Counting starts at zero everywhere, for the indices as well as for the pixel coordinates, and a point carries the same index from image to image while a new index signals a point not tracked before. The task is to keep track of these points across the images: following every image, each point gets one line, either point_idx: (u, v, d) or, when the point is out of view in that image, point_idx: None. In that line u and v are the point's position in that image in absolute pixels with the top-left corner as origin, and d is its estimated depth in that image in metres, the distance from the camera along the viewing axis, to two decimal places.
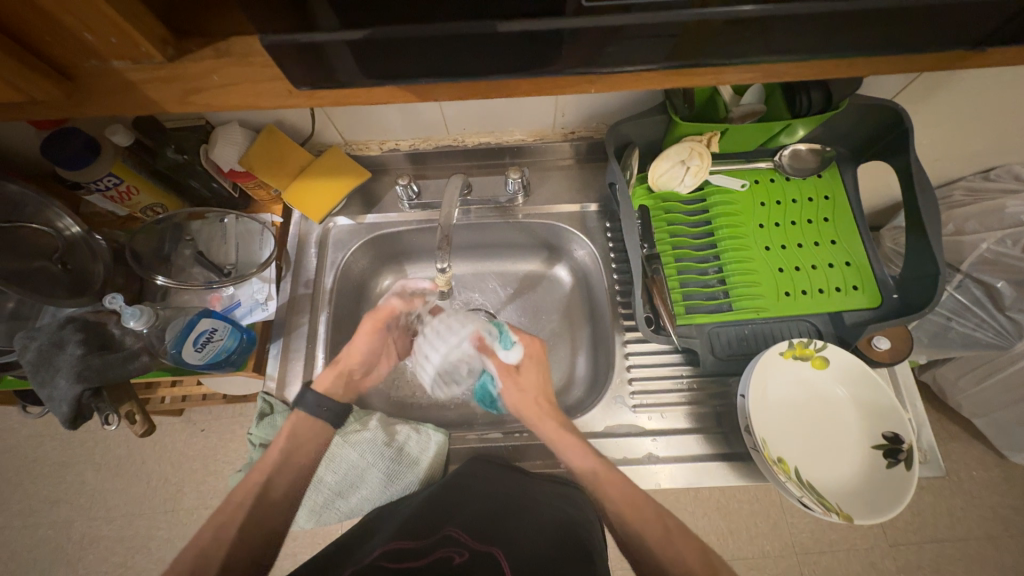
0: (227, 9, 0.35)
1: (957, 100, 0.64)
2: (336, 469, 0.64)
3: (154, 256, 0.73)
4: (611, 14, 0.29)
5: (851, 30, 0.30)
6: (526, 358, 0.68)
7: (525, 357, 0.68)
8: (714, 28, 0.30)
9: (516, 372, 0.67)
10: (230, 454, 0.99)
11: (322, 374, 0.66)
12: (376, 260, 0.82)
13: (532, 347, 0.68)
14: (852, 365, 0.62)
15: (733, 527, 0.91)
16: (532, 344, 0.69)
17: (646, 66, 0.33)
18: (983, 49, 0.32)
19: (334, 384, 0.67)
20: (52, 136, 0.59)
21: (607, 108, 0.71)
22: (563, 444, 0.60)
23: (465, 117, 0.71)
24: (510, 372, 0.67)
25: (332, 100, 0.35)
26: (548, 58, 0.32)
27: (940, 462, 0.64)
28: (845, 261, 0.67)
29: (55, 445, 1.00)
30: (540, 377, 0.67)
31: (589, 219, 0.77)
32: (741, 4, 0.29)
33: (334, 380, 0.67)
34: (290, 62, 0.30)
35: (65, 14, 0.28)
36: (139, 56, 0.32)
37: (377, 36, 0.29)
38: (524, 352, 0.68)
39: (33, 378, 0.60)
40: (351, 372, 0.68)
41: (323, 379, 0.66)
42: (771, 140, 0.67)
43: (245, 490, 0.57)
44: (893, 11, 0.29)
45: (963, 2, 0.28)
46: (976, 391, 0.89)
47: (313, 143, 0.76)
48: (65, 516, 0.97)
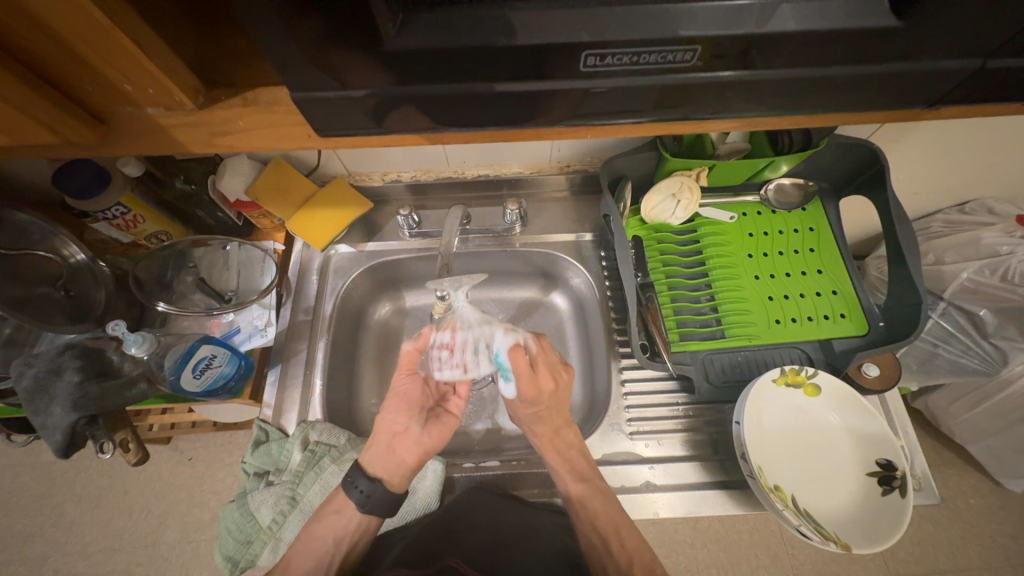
0: (255, 61, 0.38)
1: (927, 141, 0.69)
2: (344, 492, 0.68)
3: (157, 283, 0.74)
4: (606, 76, 0.32)
5: (824, 90, 0.33)
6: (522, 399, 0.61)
7: (524, 399, 0.61)
8: (696, 88, 0.33)
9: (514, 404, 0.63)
10: (217, 485, 0.96)
11: (365, 452, 0.62)
12: (376, 287, 0.83)
13: (529, 391, 0.61)
14: (845, 393, 0.63)
15: (734, 559, 0.89)
16: (531, 387, 0.61)
17: (638, 118, 0.36)
18: (935, 108, 0.36)
19: (370, 456, 0.61)
20: (66, 167, 0.60)
21: (599, 145, 0.75)
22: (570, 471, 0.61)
23: (465, 152, 0.75)
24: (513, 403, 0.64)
25: (348, 144, 0.38)
26: (548, 110, 0.34)
27: (934, 489, 0.65)
28: (832, 289, 0.70)
29: (35, 475, 0.97)
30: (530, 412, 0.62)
31: (584, 247, 0.80)
32: (721, 70, 0.32)
33: (372, 454, 0.61)
34: (307, 112, 0.33)
35: (110, 69, 0.31)
36: (172, 104, 0.35)
37: (393, 93, 0.32)
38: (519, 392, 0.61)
39: (28, 406, 0.60)
40: (387, 440, 0.61)
41: (363, 458, 0.61)
42: (757, 175, 0.71)
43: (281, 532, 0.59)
44: (856, 77, 0.32)
45: (917, 69, 0.31)
46: (967, 417, 0.90)
47: (318, 174, 0.79)
48: (39, 551, 0.93)
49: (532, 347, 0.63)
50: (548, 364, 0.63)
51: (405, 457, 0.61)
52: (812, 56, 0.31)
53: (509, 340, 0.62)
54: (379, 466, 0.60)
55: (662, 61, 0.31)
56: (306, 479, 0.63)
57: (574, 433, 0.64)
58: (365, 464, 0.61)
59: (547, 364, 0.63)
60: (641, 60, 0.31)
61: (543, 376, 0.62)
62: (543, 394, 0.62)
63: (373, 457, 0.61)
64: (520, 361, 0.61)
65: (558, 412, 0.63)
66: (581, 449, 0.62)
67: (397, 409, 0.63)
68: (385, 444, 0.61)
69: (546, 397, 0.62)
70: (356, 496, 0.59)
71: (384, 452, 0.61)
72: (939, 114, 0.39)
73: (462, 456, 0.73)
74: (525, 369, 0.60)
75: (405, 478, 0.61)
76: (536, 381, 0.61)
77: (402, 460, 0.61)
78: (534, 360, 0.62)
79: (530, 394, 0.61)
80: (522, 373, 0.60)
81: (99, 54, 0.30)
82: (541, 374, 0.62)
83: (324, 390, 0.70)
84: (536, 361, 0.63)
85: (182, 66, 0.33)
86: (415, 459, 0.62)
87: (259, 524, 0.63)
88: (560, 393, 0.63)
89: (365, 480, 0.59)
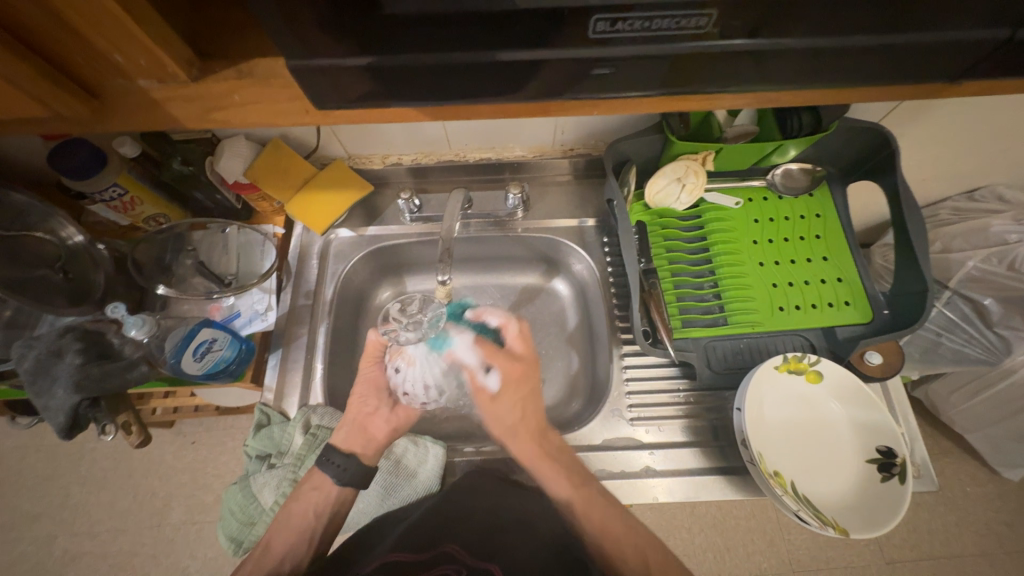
0: (251, 33, 0.37)
1: (939, 124, 0.68)
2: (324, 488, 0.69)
3: (156, 266, 0.73)
4: (613, 44, 0.31)
5: (835, 65, 0.32)
6: (505, 384, 0.67)
7: (505, 381, 0.67)
8: (706, 59, 0.32)
9: (492, 398, 0.67)
10: (220, 467, 0.97)
11: (336, 433, 0.63)
12: (377, 272, 0.83)
13: (510, 370, 0.67)
14: (846, 381, 0.63)
15: (730, 544, 0.90)
16: (510, 366, 0.68)
17: (644, 94, 0.35)
18: (948, 82, 0.35)
19: (342, 435, 0.63)
20: (59, 147, 0.59)
21: (604, 127, 0.74)
22: (543, 468, 0.61)
23: (467, 133, 0.73)
24: (486, 394, 0.67)
25: (346, 119, 0.37)
26: (554, 87, 0.33)
27: (933, 477, 0.65)
28: (837, 277, 0.69)
29: (41, 456, 0.98)
30: (517, 403, 0.66)
31: (587, 233, 0.79)
32: (732, 38, 0.31)
33: (343, 433, 0.63)
34: (305, 83, 0.32)
35: (100, 37, 0.30)
36: (164, 77, 0.34)
37: (393, 62, 0.31)
38: (502, 377, 0.67)
39: (30, 387, 0.60)
40: (358, 419, 0.65)
41: (334, 438, 0.63)
42: (763, 160, 0.69)
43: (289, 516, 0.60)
44: (870, 48, 0.31)
45: (935, 40, 0.30)
46: (968, 407, 0.91)
47: (317, 157, 0.78)
48: (48, 531, 0.94)
49: (513, 328, 0.70)
50: (528, 344, 0.70)
51: (377, 434, 0.65)
52: (828, 26, 0.30)
53: (471, 334, 0.70)
54: (353, 442, 0.63)
55: (673, 28, 0.30)
56: (307, 461, 0.64)
57: (558, 437, 0.65)
58: (338, 443, 0.62)
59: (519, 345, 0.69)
60: (651, 27, 0.30)
61: (518, 355, 0.69)
62: (524, 374, 0.68)
63: (345, 435, 0.63)
64: (486, 350, 0.69)
65: (536, 414, 0.65)
66: (566, 454, 0.63)
67: (366, 391, 0.68)
68: (356, 424, 0.64)
69: (528, 381, 0.67)
70: (332, 471, 0.60)
71: (356, 432, 0.64)
72: (946, 93, 0.38)
73: (463, 441, 0.73)
74: (495, 351, 0.68)
75: (376, 451, 0.64)
76: (518, 364, 0.68)
77: (372, 437, 0.65)
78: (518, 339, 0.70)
79: (512, 373, 0.67)
80: (495, 356, 0.68)
81: (88, 21, 0.29)
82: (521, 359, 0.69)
83: (326, 373, 0.71)
84: (514, 342, 0.70)
85: (174, 36, 0.32)
86: (385, 435, 0.66)
87: (262, 505, 0.63)
88: (536, 370, 0.69)
89: (340, 454, 0.61)
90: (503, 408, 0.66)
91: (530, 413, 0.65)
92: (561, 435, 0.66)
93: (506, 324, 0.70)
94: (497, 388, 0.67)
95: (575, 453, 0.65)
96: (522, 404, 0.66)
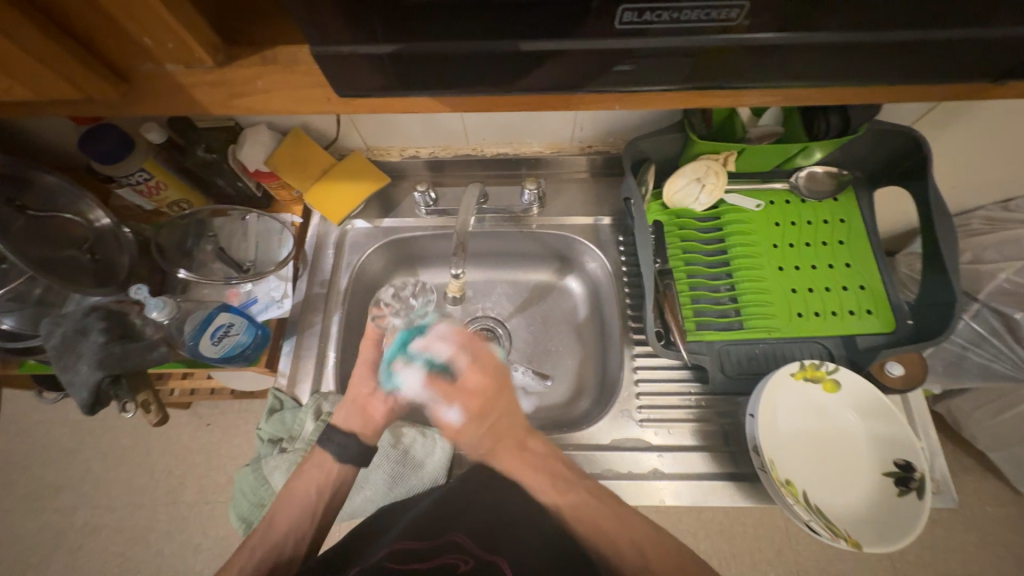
0: (276, 21, 0.37)
1: (975, 129, 0.65)
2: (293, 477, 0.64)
3: (178, 251, 0.75)
4: (640, 36, 0.30)
5: (865, 61, 0.32)
6: (467, 416, 0.66)
7: (468, 414, 0.67)
8: (731, 52, 0.31)
9: (457, 429, 0.66)
10: (233, 449, 1.00)
11: (337, 414, 0.64)
12: (391, 263, 0.83)
13: (469, 403, 0.67)
14: (864, 391, 0.61)
15: (736, 551, 0.89)
16: (469, 398, 0.68)
17: (666, 88, 0.34)
18: (983, 83, 0.34)
19: (343, 415, 0.64)
20: (90, 131, 0.61)
21: (624, 124, 0.73)
22: (519, 474, 0.61)
23: (485, 127, 0.73)
24: (450, 427, 0.66)
25: (368, 108, 0.37)
26: (577, 79, 0.33)
27: (953, 493, 0.63)
28: (860, 285, 0.67)
29: (65, 430, 1.02)
30: (485, 429, 0.66)
31: (602, 231, 0.78)
32: (759, 32, 0.30)
33: (343, 413, 0.64)
34: (329, 70, 0.32)
35: (130, 20, 0.31)
36: (192, 62, 0.34)
37: (416, 50, 0.31)
38: (464, 409, 0.67)
39: (56, 363, 0.62)
40: (357, 399, 0.65)
41: (335, 419, 0.63)
42: (787, 161, 0.68)
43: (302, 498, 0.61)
44: (905, 43, 0.30)
45: (972, 38, 0.30)
46: (992, 424, 0.87)
47: (336, 147, 0.78)
48: (69, 503, 0.98)
49: (466, 362, 0.70)
50: (487, 370, 0.70)
51: (376, 416, 0.65)
52: (861, 19, 0.29)
53: (420, 370, 0.69)
54: (352, 422, 0.63)
55: (703, 19, 0.29)
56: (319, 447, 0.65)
57: (540, 441, 0.63)
58: (338, 423, 0.63)
59: (478, 374, 0.70)
60: (681, 17, 0.29)
61: (476, 383, 0.69)
62: (484, 401, 0.68)
63: (346, 416, 0.64)
64: (439, 387, 0.69)
65: (510, 431, 0.65)
66: (553, 456, 0.62)
67: (366, 373, 0.67)
68: (355, 404, 0.65)
69: (490, 408, 0.67)
70: (336, 450, 0.61)
71: (356, 413, 0.64)
72: (981, 95, 0.37)
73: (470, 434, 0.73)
74: (448, 387, 0.69)
75: (376, 432, 0.65)
76: (476, 394, 0.68)
77: (372, 418, 0.65)
78: (478, 368, 0.70)
79: (472, 405, 0.67)
80: (448, 392, 0.68)
81: (120, 4, 0.30)
82: (478, 389, 0.69)
83: (339, 361, 0.72)
84: (470, 374, 0.69)
85: (202, 21, 0.33)
86: (383, 417, 0.66)
87: (272, 488, 0.65)
88: (500, 394, 0.69)
89: (341, 434, 0.62)
90: (469, 435, 0.65)
91: (501, 433, 0.65)
92: (545, 438, 0.64)
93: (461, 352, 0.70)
94: (462, 420, 0.66)
95: (581, 451, 0.64)
96: (488, 431, 0.65)
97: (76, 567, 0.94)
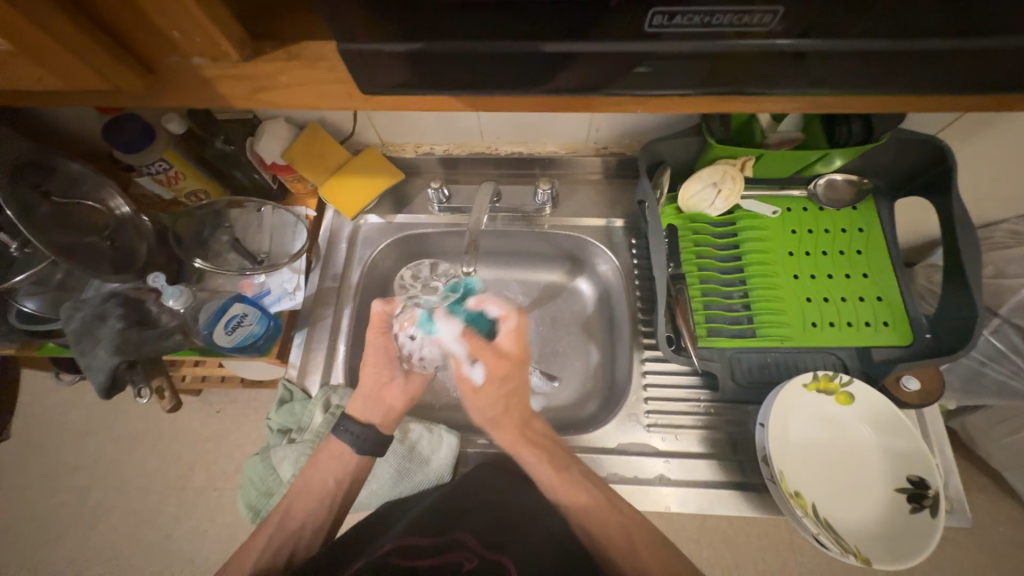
0: (301, 16, 0.38)
1: (1004, 139, 0.63)
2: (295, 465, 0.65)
3: (195, 240, 0.76)
4: (665, 39, 0.30)
5: (891, 69, 0.31)
6: (490, 379, 0.66)
7: (491, 378, 0.66)
8: (753, 58, 0.31)
9: (474, 390, 0.66)
10: (242, 437, 1.01)
11: (352, 404, 0.64)
12: (403, 259, 0.83)
13: (495, 367, 0.66)
14: (878, 404, 0.60)
15: (740, 560, 0.88)
16: (498, 362, 0.66)
17: (688, 92, 0.34)
18: (1015, 94, 0.33)
19: (359, 405, 0.64)
20: (114, 121, 0.62)
21: (641, 126, 0.72)
22: (518, 451, 0.62)
23: (501, 126, 0.73)
24: (469, 386, 0.67)
25: (388, 106, 0.37)
26: (598, 82, 0.33)
27: (967, 512, 0.61)
28: (877, 296, 0.66)
29: (80, 413, 1.05)
30: (499, 398, 0.66)
31: (615, 234, 0.78)
32: (780, 38, 0.30)
33: (359, 403, 0.64)
34: (352, 67, 0.32)
35: (159, 13, 0.31)
36: (217, 55, 0.35)
37: (440, 49, 0.31)
38: (490, 372, 0.66)
39: (75, 347, 0.64)
40: (374, 388, 0.65)
41: (352, 408, 0.64)
42: (806, 167, 0.67)
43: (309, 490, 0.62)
44: (934, 51, 0.30)
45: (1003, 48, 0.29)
46: (1008, 442, 0.85)
47: (352, 142, 0.79)
48: (82, 483, 1.00)
49: (507, 325, 0.68)
50: (523, 340, 0.68)
51: (393, 404, 0.66)
52: (890, 26, 0.29)
53: (459, 323, 0.68)
54: (369, 412, 0.63)
55: (735, 24, 0.29)
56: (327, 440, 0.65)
57: (541, 424, 0.65)
58: (355, 413, 0.63)
59: (514, 341, 0.67)
60: (712, 21, 0.29)
61: (508, 350, 0.67)
62: (510, 369, 0.67)
63: (363, 406, 0.64)
64: (475, 343, 0.67)
65: (521, 405, 0.66)
66: (551, 438, 0.63)
67: (379, 361, 0.67)
68: (372, 393, 0.65)
69: (513, 376, 0.66)
70: (349, 440, 0.61)
71: (374, 403, 0.64)
72: (1015, 105, 0.36)
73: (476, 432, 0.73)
74: (485, 345, 0.67)
75: (393, 422, 0.65)
76: (503, 363, 0.66)
77: (389, 406, 0.65)
78: (518, 335, 0.68)
79: (499, 370, 0.66)
80: (482, 350, 0.66)
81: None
82: (508, 358, 0.67)
83: (348, 355, 0.72)
84: (506, 338, 0.67)
85: (228, 16, 0.33)
86: (402, 404, 0.66)
87: (280, 477, 0.66)
88: (526, 367, 0.68)
89: (356, 424, 0.61)
90: (483, 401, 0.66)
91: (512, 407, 0.66)
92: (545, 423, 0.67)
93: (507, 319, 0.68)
94: (483, 383, 0.66)
95: (586, 454, 0.64)
96: (503, 399, 0.66)
97: (88, 546, 0.97)
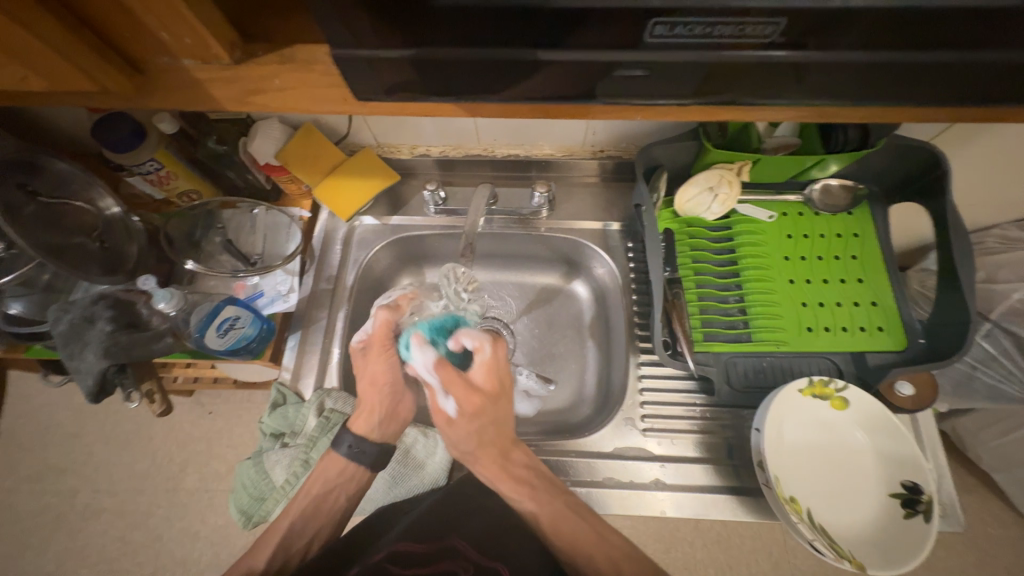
0: (295, 19, 0.37)
1: (996, 147, 0.64)
2: (285, 467, 0.64)
3: (187, 242, 0.75)
4: (663, 49, 0.30)
5: (889, 80, 0.31)
6: (464, 412, 0.61)
7: (464, 410, 0.62)
8: (747, 67, 0.31)
9: (448, 423, 0.62)
10: (234, 439, 1.00)
11: (365, 424, 0.63)
12: (399, 261, 0.83)
13: (469, 401, 0.62)
14: (874, 410, 0.60)
15: (733, 562, 0.88)
16: (470, 394, 0.62)
17: (683, 100, 0.34)
18: (1011, 105, 0.34)
19: (374, 423, 0.63)
20: (103, 120, 0.61)
21: (638, 130, 0.72)
22: (502, 486, 0.59)
23: (498, 128, 0.72)
24: (441, 418, 0.62)
25: (384, 111, 0.37)
26: (594, 91, 0.33)
27: (959, 516, 0.62)
28: (871, 301, 0.66)
29: (69, 414, 1.03)
30: (475, 431, 0.62)
31: (611, 237, 0.78)
32: (777, 48, 0.30)
33: (373, 421, 0.63)
34: (347, 73, 0.32)
35: (151, 16, 0.31)
36: (209, 57, 0.34)
37: (436, 55, 0.30)
38: (463, 404, 0.61)
39: (63, 350, 0.63)
40: (389, 406, 0.65)
41: (367, 426, 0.63)
42: (802, 173, 0.67)
43: (302, 495, 0.61)
44: (932, 64, 0.30)
45: (1003, 60, 0.29)
46: (997, 445, 0.86)
47: (347, 143, 0.78)
48: (70, 486, 0.98)
49: (485, 352, 0.64)
50: (496, 371, 0.64)
51: (405, 414, 0.66)
52: (890, 37, 0.29)
53: (433, 354, 0.64)
54: (385, 429, 0.64)
55: (736, 34, 0.29)
56: (320, 444, 0.64)
57: (523, 454, 0.61)
58: (367, 430, 0.63)
59: (490, 371, 0.64)
60: (712, 32, 0.29)
61: (481, 382, 0.64)
62: (484, 402, 0.63)
63: (376, 423, 0.63)
64: (447, 374, 0.62)
65: (498, 438, 0.61)
66: (534, 469, 0.60)
67: (391, 378, 0.66)
68: (387, 410, 0.65)
69: (488, 408, 0.62)
70: (346, 451, 0.61)
71: (389, 418, 0.65)
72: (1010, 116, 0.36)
73: None
74: (456, 376, 0.62)
75: (399, 429, 0.66)
76: (479, 394, 0.62)
77: (402, 417, 0.66)
78: (495, 365, 0.64)
79: (470, 404, 0.62)
80: (453, 382, 0.62)
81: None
82: (483, 389, 0.63)
83: (342, 358, 0.71)
84: (479, 370, 0.64)
85: (220, 17, 0.33)
86: (410, 413, 0.67)
87: (273, 482, 0.64)
88: (500, 399, 0.64)
89: (354, 437, 0.61)
90: (459, 436, 0.62)
91: (489, 439, 0.61)
92: (529, 450, 0.62)
93: (483, 348, 0.64)
94: (455, 416, 0.62)
95: (583, 459, 0.64)
96: (478, 433, 0.61)
97: (75, 549, 0.95)
